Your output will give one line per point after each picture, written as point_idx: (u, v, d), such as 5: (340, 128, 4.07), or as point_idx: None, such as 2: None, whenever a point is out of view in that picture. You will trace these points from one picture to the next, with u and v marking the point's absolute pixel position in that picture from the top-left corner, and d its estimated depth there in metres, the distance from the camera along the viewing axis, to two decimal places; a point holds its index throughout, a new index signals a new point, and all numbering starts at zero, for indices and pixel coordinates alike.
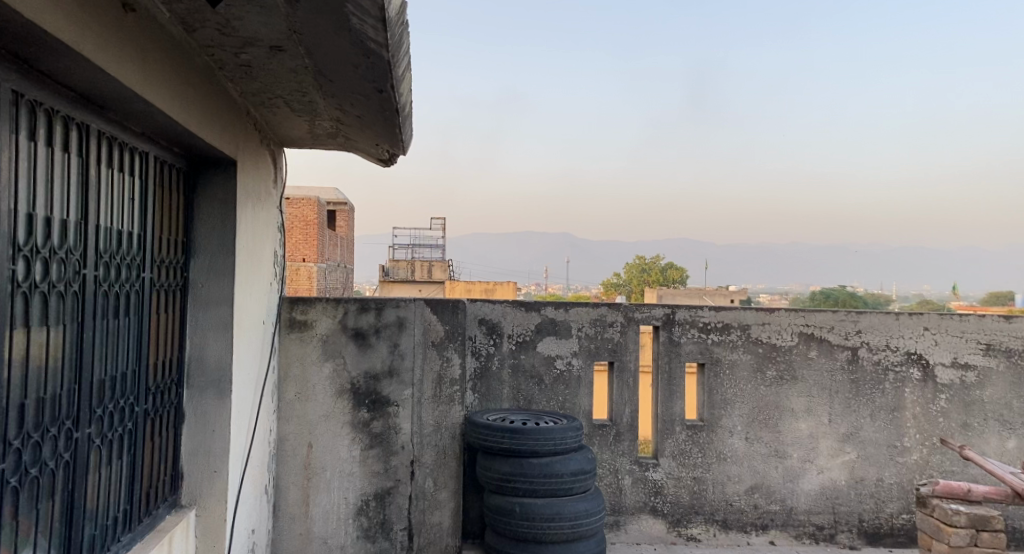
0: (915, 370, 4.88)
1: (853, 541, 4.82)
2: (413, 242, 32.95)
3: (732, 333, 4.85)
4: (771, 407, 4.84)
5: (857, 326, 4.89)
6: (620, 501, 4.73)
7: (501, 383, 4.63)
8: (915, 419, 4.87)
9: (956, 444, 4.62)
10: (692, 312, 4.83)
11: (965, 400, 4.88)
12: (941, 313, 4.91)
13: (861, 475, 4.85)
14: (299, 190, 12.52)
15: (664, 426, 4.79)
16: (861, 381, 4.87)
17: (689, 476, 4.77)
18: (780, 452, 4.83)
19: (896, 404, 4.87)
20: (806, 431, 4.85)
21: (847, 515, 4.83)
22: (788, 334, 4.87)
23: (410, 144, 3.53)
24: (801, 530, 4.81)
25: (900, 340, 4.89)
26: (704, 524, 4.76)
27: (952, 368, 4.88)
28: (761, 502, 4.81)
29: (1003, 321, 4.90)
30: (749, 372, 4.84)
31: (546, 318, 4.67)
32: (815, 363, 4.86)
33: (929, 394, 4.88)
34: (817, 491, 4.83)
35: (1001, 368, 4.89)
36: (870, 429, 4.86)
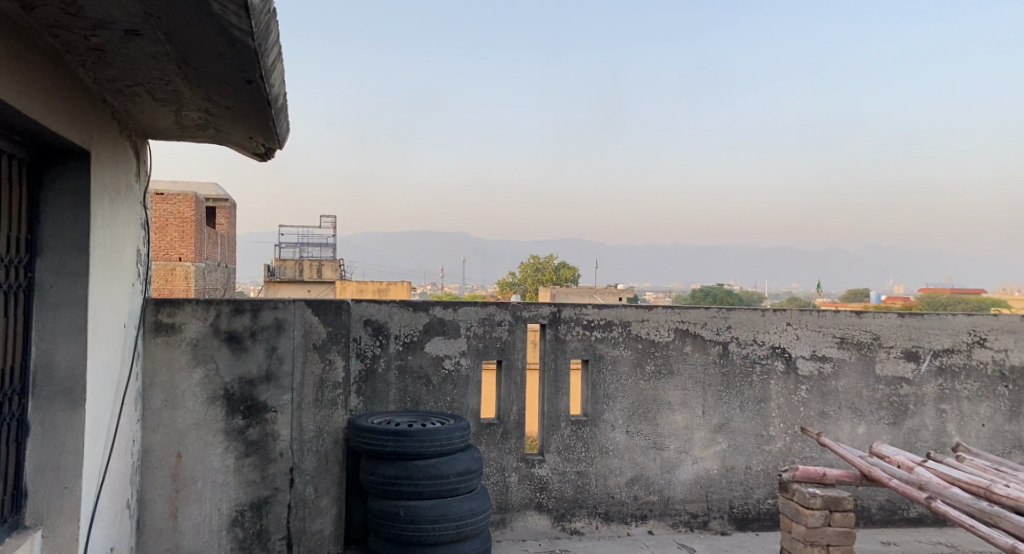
0: (779, 363, 5.18)
1: (725, 526, 5.06)
2: (300, 241, 32.08)
3: (614, 330, 4.98)
4: (650, 400, 5.01)
5: (728, 322, 5.13)
6: (506, 499, 4.77)
7: (387, 385, 4.56)
8: (779, 409, 5.17)
9: (815, 432, 4.94)
10: (577, 310, 4.93)
11: (822, 390, 5.21)
12: (802, 308, 5.23)
13: (732, 464, 5.10)
14: (175, 185, 11.91)
15: (549, 423, 4.87)
16: (732, 373, 5.12)
17: (573, 471, 4.87)
18: (658, 444, 5.01)
19: (762, 395, 5.16)
20: (682, 423, 5.05)
21: (719, 502, 5.07)
22: (665, 330, 5.05)
23: (286, 138, 3.43)
24: (677, 518, 5.01)
25: (766, 335, 5.17)
26: (587, 517, 4.88)
27: (811, 360, 5.21)
28: (641, 493, 4.97)
29: (854, 316, 5.27)
30: (630, 367, 4.99)
31: (434, 317, 4.65)
32: (690, 358, 5.08)
33: (791, 385, 5.19)
34: (692, 480, 5.04)
35: (853, 360, 5.25)
36: (740, 419, 5.12)
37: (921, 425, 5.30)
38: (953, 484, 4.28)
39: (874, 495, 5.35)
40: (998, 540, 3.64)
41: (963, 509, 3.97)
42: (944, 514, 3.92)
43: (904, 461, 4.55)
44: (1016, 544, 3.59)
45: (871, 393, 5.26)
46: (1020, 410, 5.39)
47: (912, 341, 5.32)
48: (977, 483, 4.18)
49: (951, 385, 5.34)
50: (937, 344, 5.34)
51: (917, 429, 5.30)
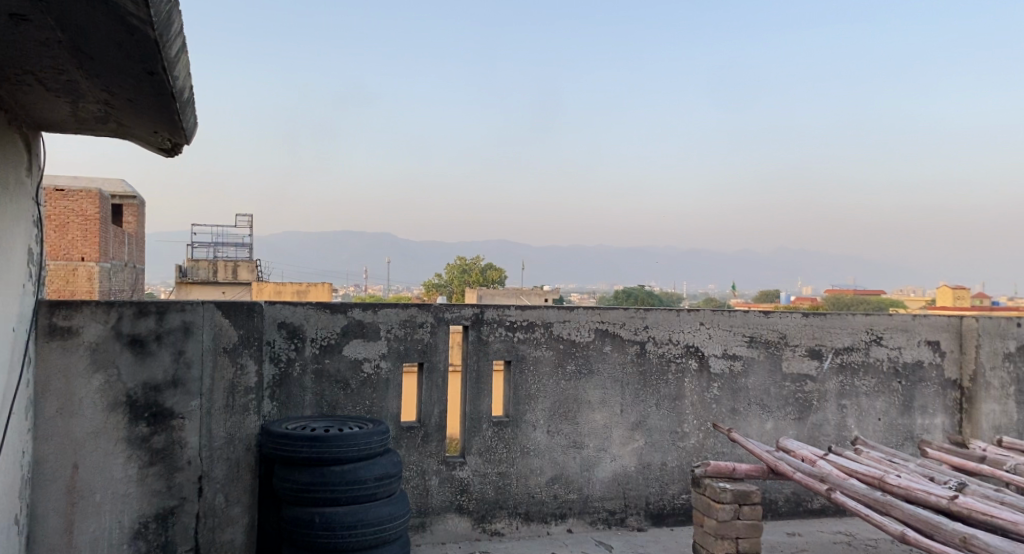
0: (693, 362, 5.31)
1: (641, 522, 5.15)
2: (215, 241, 31.10)
3: (536, 331, 5.00)
4: (570, 400, 5.06)
5: (645, 322, 5.23)
6: (426, 502, 4.73)
7: (303, 389, 4.45)
8: (693, 406, 5.30)
9: (726, 428, 5.10)
10: (499, 311, 4.92)
11: (733, 388, 5.37)
12: (714, 308, 5.37)
13: (648, 461, 5.19)
14: (78, 181, 11.35)
15: (471, 425, 4.85)
16: (649, 372, 5.22)
17: (494, 472, 4.87)
18: (578, 443, 5.06)
19: (677, 393, 5.27)
20: (601, 422, 5.11)
21: (636, 499, 5.16)
22: (585, 330, 5.10)
23: (193, 133, 3.31)
24: (595, 516, 5.07)
25: (680, 335, 5.29)
26: (507, 518, 4.88)
27: (723, 359, 5.36)
28: (560, 492, 5.01)
29: (762, 316, 5.44)
30: (551, 368, 5.02)
31: (352, 320, 4.57)
32: (609, 357, 5.14)
33: (704, 383, 5.33)
34: (610, 478, 5.11)
35: (761, 358, 5.44)
36: (656, 417, 5.22)
37: (824, 419, 5.53)
38: (851, 476, 4.48)
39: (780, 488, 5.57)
40: (889, 528, 3.85)
41: (859, 499, 4.18)
42: (841, 504, 4.13)
43: (807, 455, 4.75)
44: (905, 531, 3.81)
45: (778, 390, 5.46)
46: (913, 404, 5.68)
47: (815, 339, 5.54)
48: (873, 474, 4.40)
49: (851, 382, 5.59)
50: (838, 342, 5.58)
51: (821, 423, 5.52)
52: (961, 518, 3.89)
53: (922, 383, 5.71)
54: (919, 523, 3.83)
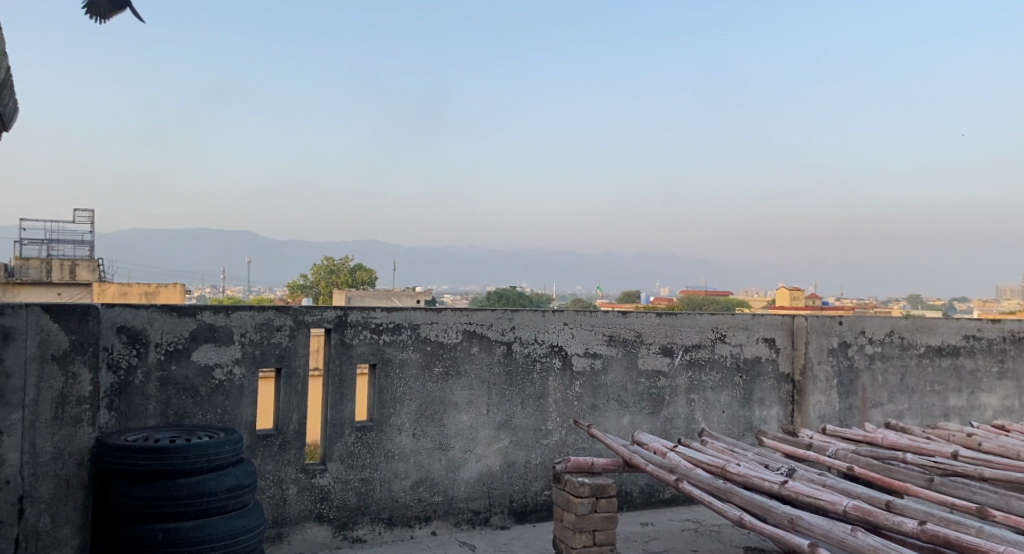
0: (557, 360, 5.38)
1: (505, 521, 5.17)
2: (53, 239, 28.74)
3: (402, 333, 4.90)
4: (437, 402, 5.00)
5: (512, 323, 5.24)
6: (283, 512, 4.52)
7: (146, 398, 4.15)
8: (556, 404, 5.37)
9: (587, 424, 5.22)
10: (363, 313, 4.77)
11: (594, 385, 5.50)
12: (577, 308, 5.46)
13: (513, 459, 5.22)
14: None
15: (332, 430, 4.68)
16: (515, 371, 5.25)
17: (357, 478, 4.73)
18: (443, 445, 5.00)
19: (541, 391, 5.33)
20: (467, 423, 5.09)
21: (500, 498, 5.17)
22: (453, 332, 5.06)
23: (12, 118, 3.00)
24: (460, 517, 5.04)
25: (545, 335, 5.35)
26: (369, 524, 4.76)
27: (584, 357, 5.47)
28: (425, 494, 4.94)
29: (620, 315, 5.60)
30: (417, 370, 4.94)
31: (202, 323, 4.30)
32: (476, 358, 5.12)
33: (567, 381, 5.41)
34: (475, 478, 5.09)
35: (619, 355, 5.59)
36: (521, 416, 5.26)
37: (675, 413, 5.76)
38: (698, 466, 4.78)
39: (629, 479, 5.92)
40: (728, 513, 4.16)
41: (703, 487, 4.51)
42: (688, 494, 4.45)
43: (660, 447, 5.01)
44: (742, 516, 4.15)
45: (635, 386, 5.63)
46: (753, 397, 6.03)
47: (668, 337, 5.76)
48: (716, 463, 4.72)
49: (699, 376, 5.85)
50: (688, 340, 5.83)
51: (672, 417, 5.75)
52: (791, 501, 4.24)
53: (760, 377, 6.07)
54: (754, 508, 4.17)
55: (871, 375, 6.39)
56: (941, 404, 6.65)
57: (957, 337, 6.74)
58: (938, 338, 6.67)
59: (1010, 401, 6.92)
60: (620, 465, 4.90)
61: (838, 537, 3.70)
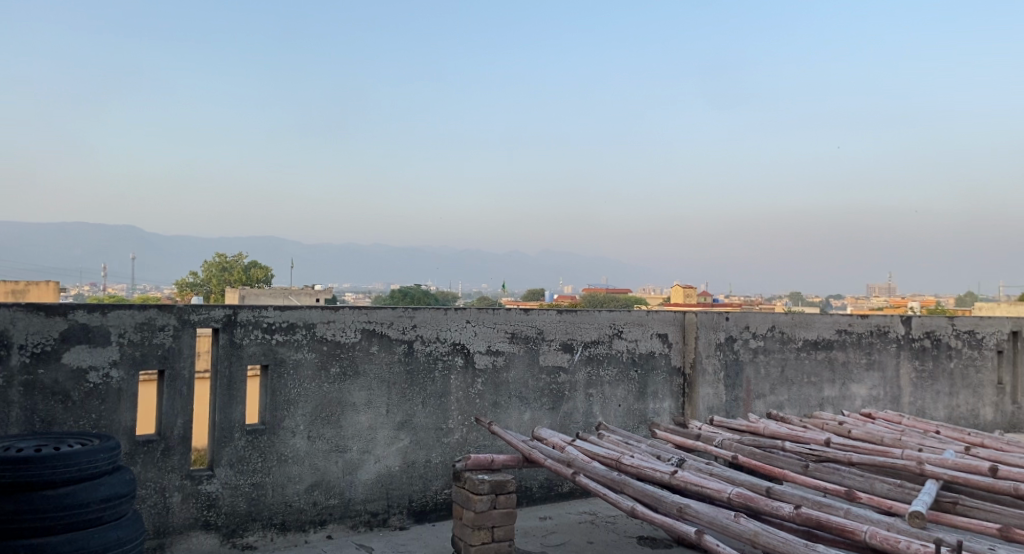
0: (458, 358, 5.33)
1: (404, 521, 5.08)
2: None
3: (297, 332, 4.73)
4: (333, 403, 4.85)
5: (412, 321, 5.15)
6: (166, 521, 4.27)
7: (9, 405, 3.83)
8: (458, 402, 5.32)
9: (488, 422, 5.20)
10: (255, 312, 4.57)
11: (495, 382, 5.48)
12: (478, 306, 5.42)
13: (412, 459, 5.13)
14: None
15: (221, 434, 4.46)
16: (416, 371, 5.16)
17: (247, 483, 4.53)
18: (340, 447, 4.86)
19: (443, 390, 5.26)
20: (365, 424, 4.96)
21: (399, 498, 5.07)
22: (351, 331, 4.92)
23: None
24: (357, 519, 4.91)
25: (447, 333, 5.29)
26: (260, 531, 4.57)
27: (486, 354, 5.44)
28: (320, 498, 4.78)
29: (522, 312, 5.60)
30: (313, 370, 4.78)
31: (75, 323, 4.02)
32: (375, 358, 5.01)
33: (469, 379, 5.37)
34: (373, 479, 4.98)
35: (520, 352, 5.59)
36: (422, 415, 5.18)
37: (574, 408, 5.81)
38: (593, 459, 4.83)
39: (528, 475, 5.93)
40: (621, 504, 4.26)
41: (598, 480, 4.58)
42: (584, 486, 4.52)
43: (559, 442, 5.05)
44: (634, 507, 4.24)
45: (536, 382, 5.65)
46: (647, 390, 6.16)
47: (568, 334, 5.80)
48: (612, 455, 4.80)
49: (597, 372, 5.93)
50: (586, 336, 5.89)
51: (571, 412, 5.80)
52: (680, 490, 4.36)
53: (655, 371, 6.21)
54: (645, 498, 4.28)
55: (754, 368, 6.65)
56: (817, 394, 7.00)
57: (831, 331, 7.11)
58: (815, 332, 7.02)
59: (877, 390, 7.36)
60: (520, 461, 4.91)
61: (723, 523, 3.85)
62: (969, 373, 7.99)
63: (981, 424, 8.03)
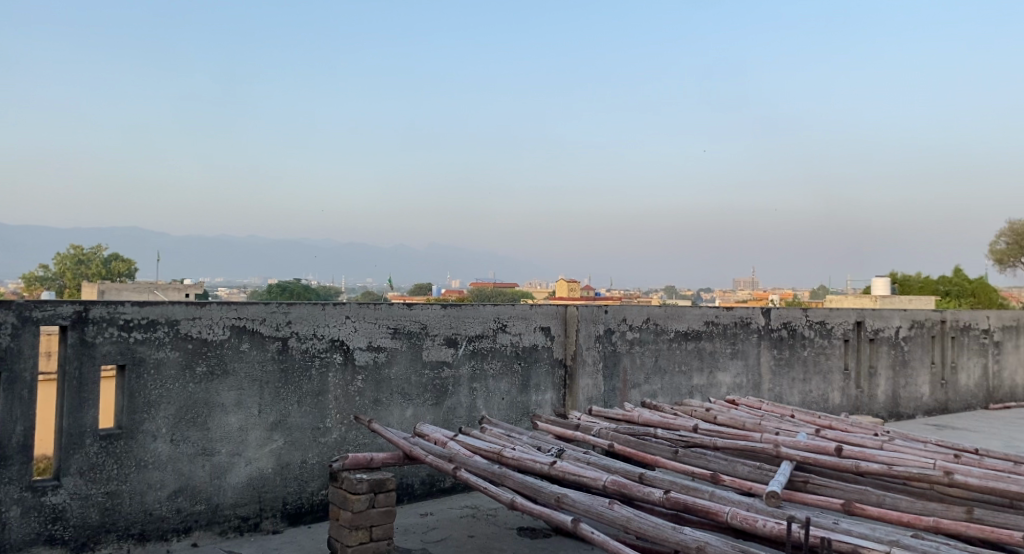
0: (337, 355, 5.19)
1: (277, 525, 4.90)
2: None
3: (158, 329, 4.45)
4: (199, 404, 4.60)
5: (287, 317, 4.97)
6: (3, 538, 3.92)
7: None
8: (336, 400, 5.18)
9: (367, 421, 5.10)
10: (109, 309, 4.27)
11: (376, 379, 5.37)
12: (359, 301, 5.29)
13: (287, 460, 4.95)
14: None
15: (70, 442, 4.14)
16: (291, 369, 4.98)
17: (100, 492, 4.23)
18: (207, 450, 4.63)
19: (320, 388, 5.11)
20: (235, 425, 4.74)
21: (272, 501, 4.88)
22: (219, 328, 4.69)
23: None
24: (225, 525, 4.69)
25: (325, 329, 5.13)
26: (115, 542, 4.28)
27: (367, 351, 5.33)
28: (184, 505, 4.53)
29: (405, 307, 5.50)
30: (176, 370, 4.52)
31: None
32: (246, 356, 4.79)
33: (348, 376, 5.24)
34: (243, 483, 4.77)
35: (403, 348, 5.51)
36: (297, 415, 5.00)
37: (457, 402, 5.78)
38: (475, 453, 4.83)
39: (408, 471, 5.86)
40: (501, 497, 4.27)
41: (479, 473, 4.58)
42: (465, 481, 4.50)
43: (440, 437, 5.03)
44: (515, 499, 4.26)
45: (418, 378, 5.58)
46: (529, 383, 6.21)
47: (452, 328, 5.76)
48: (493, 449, 4.81)
49: (481, 366, 5.92)
50: (470, 331, 5.87)
51: (454, 406, 5.76)
52: (559, 480, 4.42)
53: (537, 363, 6.27)
54: (524, 490, 4.30)
55: (630, 358, 6.84)
56: (687, 383, 7.28)
57: (699, 323, 7.42)
58: (685, 324, 7.29)
59: (740, 378, 7.75)
60: (400, 458, 4.84)
61: (597, 511, 3.93)
62: (820, 360, 8.54)
63: (830, 408, 8.61)
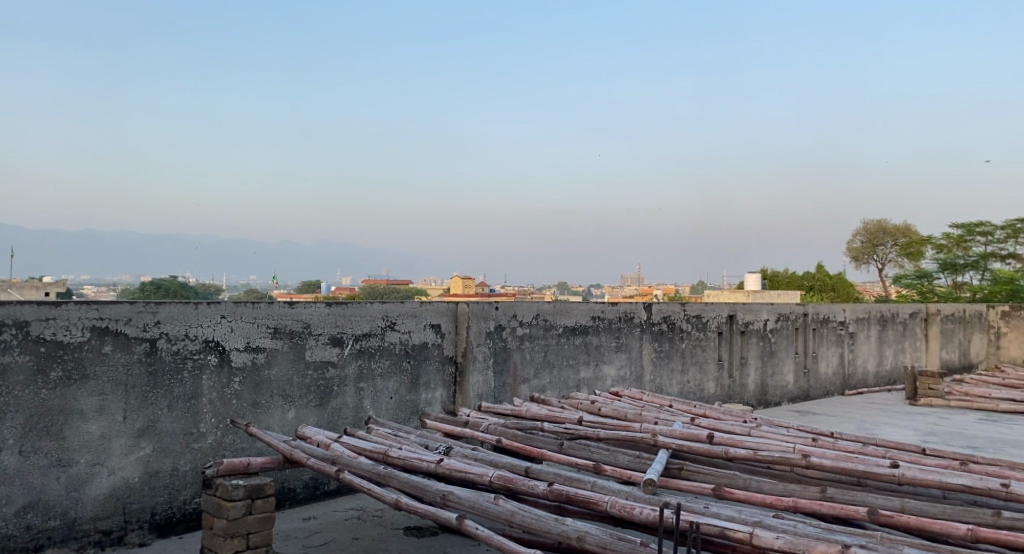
0: (212, 356, 4.95)
1: (143, 537, 4.62)
2: None
3: (5, 332, 4.11)
4: (54, 412, 4.28)
5: (156, 317, 4.70)
6: None
7: None
8: (211, 404, 4.94)
9: (245, 425, 4.91)
10: None
11: (255, 381, 5.16)
12: (236, 300, 5.07)
13: (156, 468, 4.68)
14: None
15: None
16: (160, 371, 4.71)
17: None
18: (63, 461, 4.31)
19: (193, 391, 4.86)
20: (96, 433, 4.44)
21: (139, 512, 4.60)
22: (77, 329, 4.37)
23: None
24: (84, 540, 4.38)
25: (198, 329, 4.88)
26: None
27: (245, 352, 5.11)
28: (35, 521, 4.20)
29: (286, 306, 5.31)
30: (27, 376, 4.18)
31: None
32: (109, 359, 4.49)
33: (225, 379, 5.00)
34: (105, 494, 4.47)
35: (284, 348, 5.32)
36: (167, 420, 4.73)
37: (343, 403, 5.63)
38: (359, 455, 4.73)
39: (290, 475, 5.68)
40: (386, 497, 4.19)
41: (364, 475, 4.48)
42: (349, 483, 4.40)
43: (324, 440, 4.90)
44: (399, 498, 4.20)
45: (301, 379, 5.40)
46: (419, 381, 6.14)
47: (337, 327, 5.60)
48: (378, 449, 4.73)
49: (368, 365, 5.80)
50: (357, 329, 5.73)
51: (340, 407, 5.61)
52: (446, 478, 4.40)
53: (427, 361, 6.21)
54: (409, 489, 4.25)
55: (520, 354, 6.88)
56: (574, 376, 7.40)
57: (586, 318, 7.56)
58: (573, 319, 7.41)
59: (624, 370, 7.95)
60: (281, 461, 4.68)
61: (482, 506, 3.93)
62: (696, 352, 8.89)
63: (705, 397, 8.99)
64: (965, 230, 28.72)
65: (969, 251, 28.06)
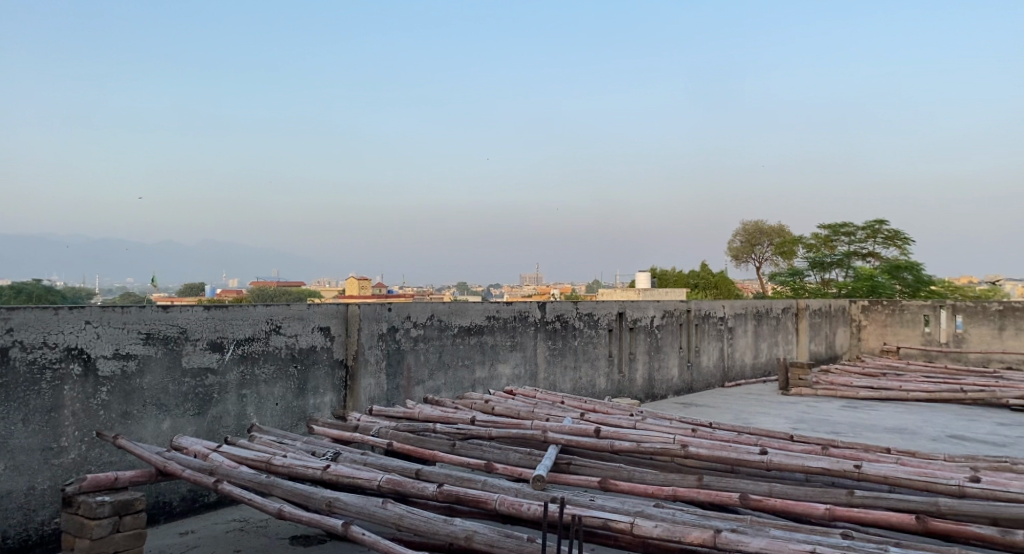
0: (74, 365, 4.58)
1: None
2: None
3: None
4: None
5: (8, 324, 4.30)
6: None
7: None
8: (74, 416, 4.57)
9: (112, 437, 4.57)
10: None
11: (125, 390, 4.81)
12: (102, 304, 4.72)
13: (9, 488, 4.28)
14: None
15: None
16: (13, 383, 4.31)
17: None
18: None
19: (52, 403, 4.48)
20: None
21: None
22: None
23: None
24: None
25: (58, 336, 4.51)
26: None
27: (113, 360, 4.76)
28: None
29: (160, 310, 4.99)
30: None
31: None
32: None
33: (89, 389, 4.64)
34: None
35: (157, 355, 4.99)
36: (22, 435, 4.34)
37: (224, 411, 5.34)
38: (240, 464, 4.50)
39: (164, 488, 5.34)
40: (268, 507, 3.99)
41: (244, 484, 4.25)
42: (228, 494, 4.16)
43: (201, 450, 4.63)
44: (283, 507, 4.01)
45: (177, 387, 5.08)
46: (306, 387, 5.91)
47: (216, 332, 5.31)
48: (261, 458, 4.51)
49: (251, 371, 5.53)
50: (239, 334, 5.45)
51: (220, 416, 5.32)
52: (333, 485, 4.24)
53: (315, 365, 5.99)
54: (293, 498, 4.06)
55: (414, 355, 6.76)
56: (469, 376, 7.34)
57: (482, 318, 7.52)
58: (468, 319, 7.35)
59: (519, 369, 7.96)
60: (153, 475, 4.38)
61: (370, 511, 3.80)
62: (588, 349, 9.02)
63: (597, 393, 9.13)
64: (831, 230, 30.63)
65: (834, 249, 29.94)
